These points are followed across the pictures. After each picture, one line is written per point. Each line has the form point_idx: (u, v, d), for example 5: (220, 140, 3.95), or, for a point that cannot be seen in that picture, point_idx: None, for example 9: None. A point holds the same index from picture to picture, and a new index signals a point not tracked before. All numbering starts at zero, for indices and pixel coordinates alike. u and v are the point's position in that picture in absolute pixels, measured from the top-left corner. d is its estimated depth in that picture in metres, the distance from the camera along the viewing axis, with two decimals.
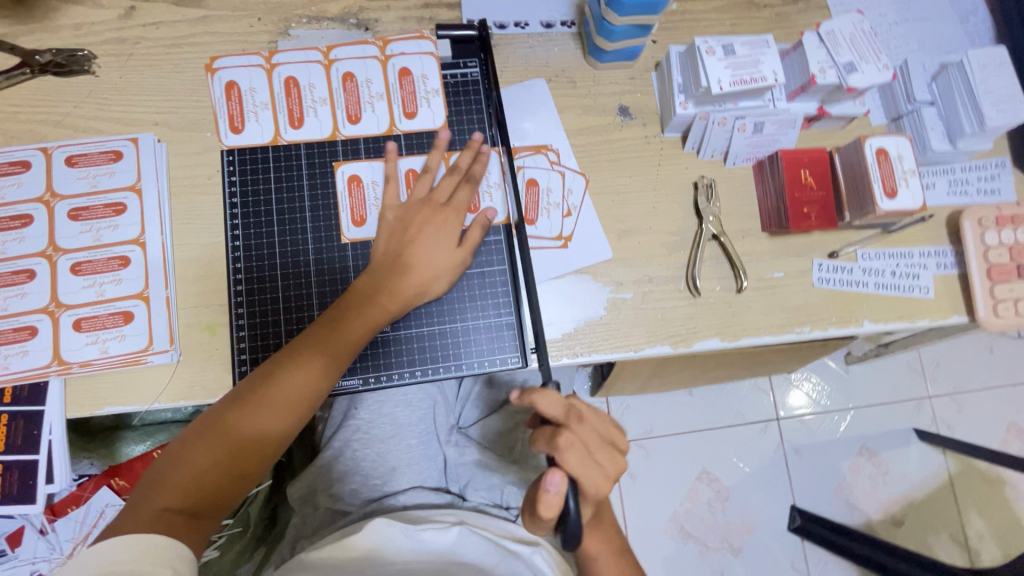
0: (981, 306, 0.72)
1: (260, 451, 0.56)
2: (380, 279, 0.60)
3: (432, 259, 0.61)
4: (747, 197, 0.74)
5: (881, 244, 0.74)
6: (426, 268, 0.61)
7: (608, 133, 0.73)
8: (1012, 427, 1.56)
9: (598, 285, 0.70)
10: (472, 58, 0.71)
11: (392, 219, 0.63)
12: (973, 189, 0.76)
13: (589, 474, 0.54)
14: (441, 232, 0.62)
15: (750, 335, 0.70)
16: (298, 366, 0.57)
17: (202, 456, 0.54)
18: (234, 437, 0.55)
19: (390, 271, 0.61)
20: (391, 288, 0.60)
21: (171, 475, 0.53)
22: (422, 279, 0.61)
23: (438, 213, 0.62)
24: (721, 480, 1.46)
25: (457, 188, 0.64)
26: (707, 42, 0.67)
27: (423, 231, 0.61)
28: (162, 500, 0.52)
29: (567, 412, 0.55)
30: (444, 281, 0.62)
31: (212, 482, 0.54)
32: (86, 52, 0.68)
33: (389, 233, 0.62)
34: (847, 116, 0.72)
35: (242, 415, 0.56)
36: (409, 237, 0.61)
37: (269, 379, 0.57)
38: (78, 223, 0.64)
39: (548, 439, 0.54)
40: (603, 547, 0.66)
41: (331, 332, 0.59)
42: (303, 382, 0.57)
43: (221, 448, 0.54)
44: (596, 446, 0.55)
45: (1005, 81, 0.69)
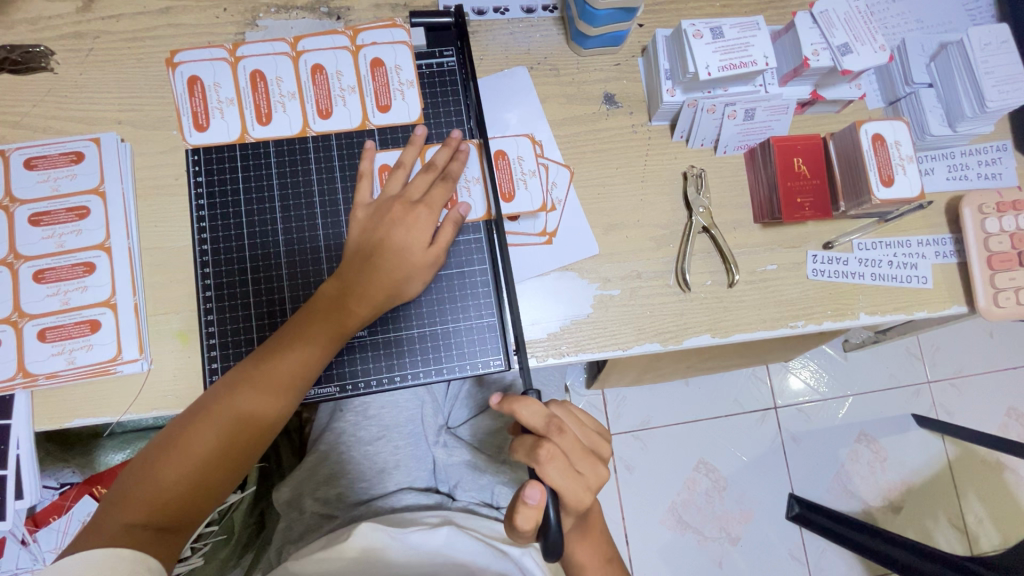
0: (981, 296, 0.69)
1: (228, 463, 0.55)
2: (350, 280, 0.58)
3: (406, 258, 0.58)
4: (738, 187, 0.71)
5: (878, 233, 0.71)
6: (397, 270, 0.58)
7: (594, 123, 0.70)
8: (1011, 411, 1.55)
9: (584, 283, 0.67)
10: (448, 47, 0.68)
11: (363, 219, 0.60)
12: (973, 174, 0.73)
13: (570, 486, 0.53)
14: (414, 230, 0.59)
15: (742, 330, 0.68)
16: (267, 374, 0.56)
17: (168, 469, 0.52)
18: (201, 449, 0.53)
19: (359, 271, 0.58)
20: (361, 290, 0.58)
21: (136, 489, 0.52)
22: (394, 280, 0.58)
23: (410, 209, 0.59)
24: (719, 470, 1.45)
25: (432, 185, 0.61)
26: (695, 25, 0.64)
27: (396, 229, 0.59)
28: (127, 515, 0.50)
29: (547, 422, 0.53)
30: (420, 282, 0.59)
31: (179, 494, 0.53)
32: (43, 48, 0.65)
33: (360, 234, 0.60)
34: (842, 100, 0.69)
35: (209, 426, 0.54)
36: (380, 236, 0.59)
37: (235, 389, 0.55)
38: (39, 229, 0.61)
39: (528, 450, 0.53)
40: (591, 554, 0.64)
41: (301, 337, 0.57)
42: (272, 390, 0.56)
43: (187, 461, 0.53)
44: (578, 457, 0.53)
45: (1006, 61, 0.66)
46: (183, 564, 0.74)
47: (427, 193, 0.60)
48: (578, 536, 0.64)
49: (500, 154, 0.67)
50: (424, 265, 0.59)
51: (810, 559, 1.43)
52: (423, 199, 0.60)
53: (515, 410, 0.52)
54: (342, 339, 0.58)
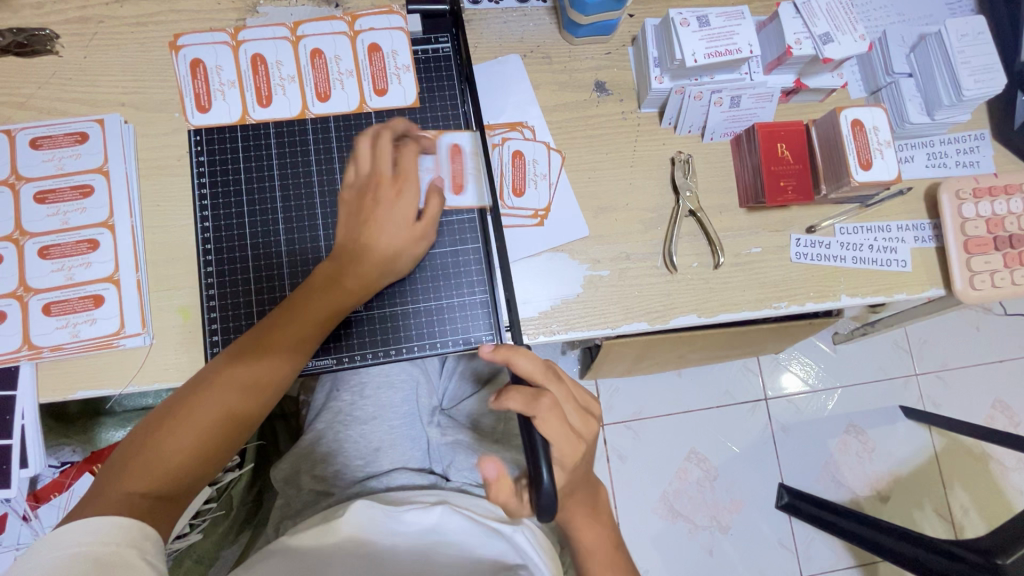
0: (958, 278, 0.72)
1: (227, 434, 0.57)
2: (343, 259, 0.60)
3: (392, 235, 0.59)
4: (724, 172, 0.73)
5: (859, 218, 0.74)
6: (386, 248, 0.59)
7: (586, 110, 0.73)
8: (997, 403, 1.58)
9: (575, 263, 0.69)
10: (443, 34, 0.70)
11: (349, 198, 0.61)
12: (951, 162, 0.76)
13: (566, 438, 0.54)
14: (399, 208, 0.59)
15: (727, 311, 0.70)
16: (264, 349, 0.58)
17: (169, 440, 0.54)
18: (201, 422, 0.55)
19: (349, 250, 0.60)
20: (353, 269, 0.59)
21: (137, 459, 0.54)
22: (385, 258, 0.60)
23: (393, 186, 0.59)
24: (709, 459, 1.48)
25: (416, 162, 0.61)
26: (682, 14, 0.66)
27: (382, 209, 0.59)
28: (128, 484, 0.52)
29: (544, 372, 0.55)
30: (408, 256, 0.61)
31: (178, 466, 0.54)
32: (48, 31, 0.66)
33: (347, 214, 0.60)
34: (824, 88, 0.72)
35: (208, 400, 0.56)
36: (363, 215, 0.59)
37: (233, 363, 0.57)
38: (44, 206, 0.63)
39: (529, 398, 0.52)
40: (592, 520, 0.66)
41: (296, 313, 0.59)
42: (269, 365, 0.58)
43: (187, 433, 0.55)
44: (573, 409, 0.56)
45: (982, 51, 0.68)
46: (181, 540, 0.77)
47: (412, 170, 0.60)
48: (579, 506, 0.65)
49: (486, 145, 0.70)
50: (413, 244, 0.60)
51: (799, 547, 1.45)
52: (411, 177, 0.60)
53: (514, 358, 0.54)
54: (336, 315, 0.60)
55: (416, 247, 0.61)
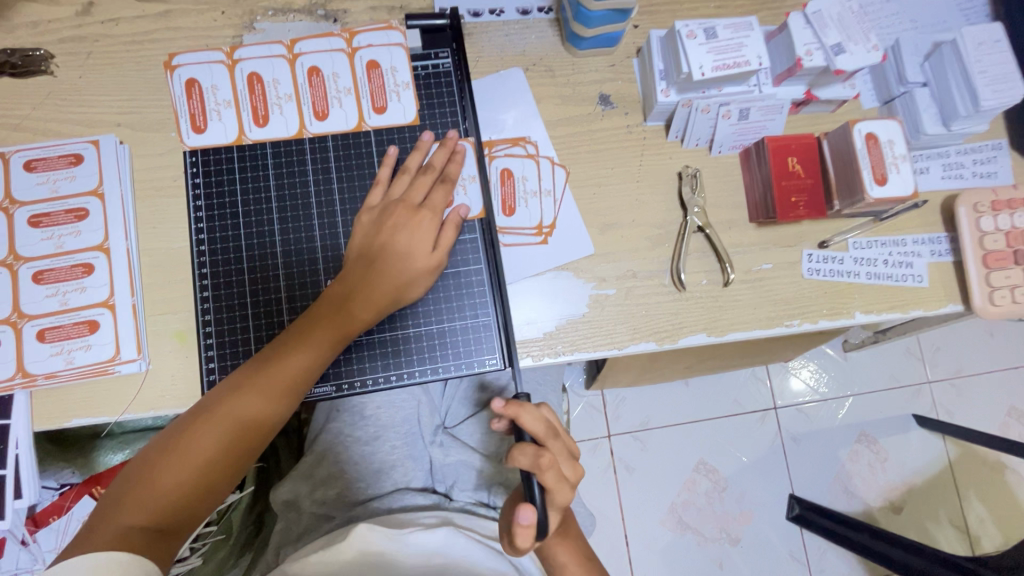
0: (976, 294, 0.69)
1: (226, 467, 0.55)
2: (350, 285, 0.58)
3: (407, 262, 0.58)
4: (733, 186, 0.71)
5: (873, 232, 0.71)
6: (396, 275, 0.58)
7: (590, 123, 0.71)
8: (1013, 411, 1.54)
9: (580, 282, 0.68)
10: (443, 49, 0.68)
11: (368, 223, 0.60)
12: (968, 173, 0.73)
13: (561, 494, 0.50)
14: (418, 233, 0.59)
15: (737, 329, 0.68)
16: (266, 380, 0.56)
17: (168, 474, 0.53)
18: (201, 454, 0.54)
19: (360, 275, 0.58)
20: (360, 295, 0.58)
21: (136, 491, 0.52)
22: (392, 285, 0.58)
23: (413, 214, 0.59)
24: (719, 471, 1.45)
25: (433, 189, 0.61)
26: (688, 25, 0.64)
27: (400, 235, 0.59)
28: (125, 518, 0.51)
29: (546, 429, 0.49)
30: (422, 285, 0.60)
31: (178, 498, 0.53)
32: (43, 51, 0.65)
33: (363, 241, 0.60)
34: (836, 99, 0.70)
35: (209, 432, 0.54)
36: (381, 241, 0.59)
37: (235, 394, 0.55)
38: (38, 230, 0.62)
39: (533, 458, 0.47)
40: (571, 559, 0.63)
41: (301, 341, 0.57)
42: (270, 396, 0.56)
43: (185, 466, 0.53)
44: (566, 462, 0.51)
45: (999, 60, 0.66)
46: (181, 564, 0.75)
47: (433, 199, 0.61)
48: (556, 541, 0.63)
49: (507, 172, 0.69)
50: (425, 271, 0.59)
51: (811, 560, 1.43)
52: (428, 205, 0.60)
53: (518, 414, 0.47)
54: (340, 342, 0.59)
55: (427, 273, 0.59)
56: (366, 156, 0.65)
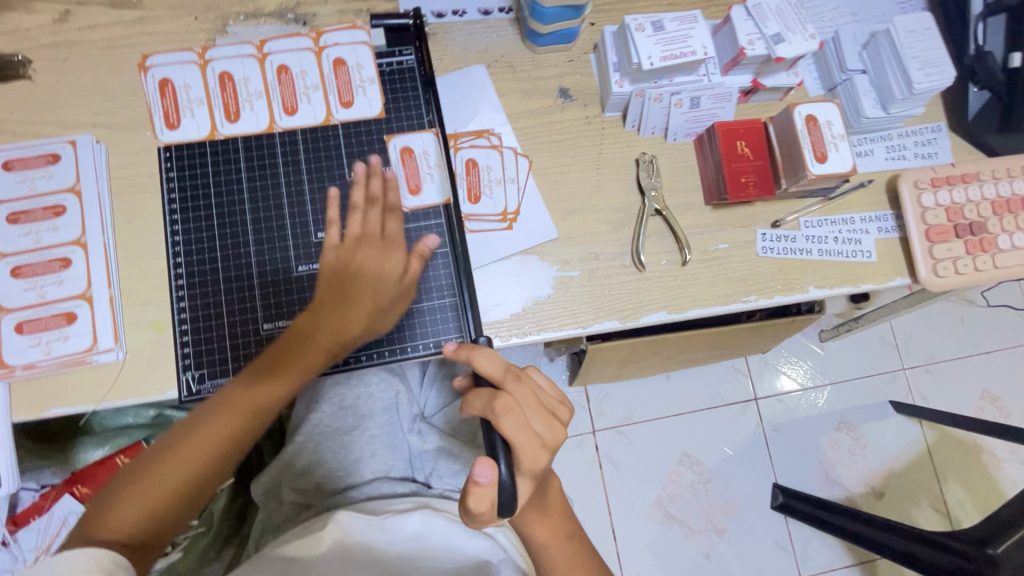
0: (922, 267, 0.73)
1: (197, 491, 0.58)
2: (312, 322, 0.60)
3: (377, 293, 0.61)
4: (688, 171, 0.75)
5: (823, 211, 0.75)
6: (359, 310, 0.60)
7: (550, 115, 0.74)
8: (986, 394, 1.58)
9: (545, 265, 0.70)
10: (407, 46, 0.71)
11: (333, 259, 0.61)
12: (911, 154, 0.78)
13: (527, 444, 0.45)
14: (385, 268, 0.61)
15: (696, 307, 0.71)
16: (231, 413, 0.58)
17: (149, 491, 0.56)
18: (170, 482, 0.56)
19: (325, 307, 0.60)
20: (322, 327, 0.60)
21: (118, 506, 0.55)
22: (353, 317, 0.60)
23: (379, 248, 0.61)
24: (702, 462, 1.47)
25: (384, 220, 0.63)
26: (637, 20, 0.68)
27: (364, 268, 0.61)
28: (98, 536, 0.53)
29: (504, 372, 0.46)
30: (390, 314, 0.62)
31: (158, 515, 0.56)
32: (21, 57, 0.68)
33: (322, 274, 0.62)
34: (781, 86, 0.74)
35: (179, 462, 0.57)
36: (349, 276, 0.60)
37: (201, 425, 0.57)
38: (17, 227, 0.64)
39: (486, 401, 0.44)
40: (552, 532, 0.60)
41: (265, 375, 0.59)
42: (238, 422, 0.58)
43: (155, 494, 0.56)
44: (534, 412, 0.46)
45: (930, 46, 0.71)
46: (163, 559, 0.76)
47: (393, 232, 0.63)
48: (537, 516, 0.60)
49: (472, 162, 0.72)
50: (389, 300, 0.61)
51: (796, 549, 1.44)
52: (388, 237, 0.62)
53: (471, 357, 0.46)
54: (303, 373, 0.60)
55: (392, 307, 0.62)
56: (334, 148, 0.68)
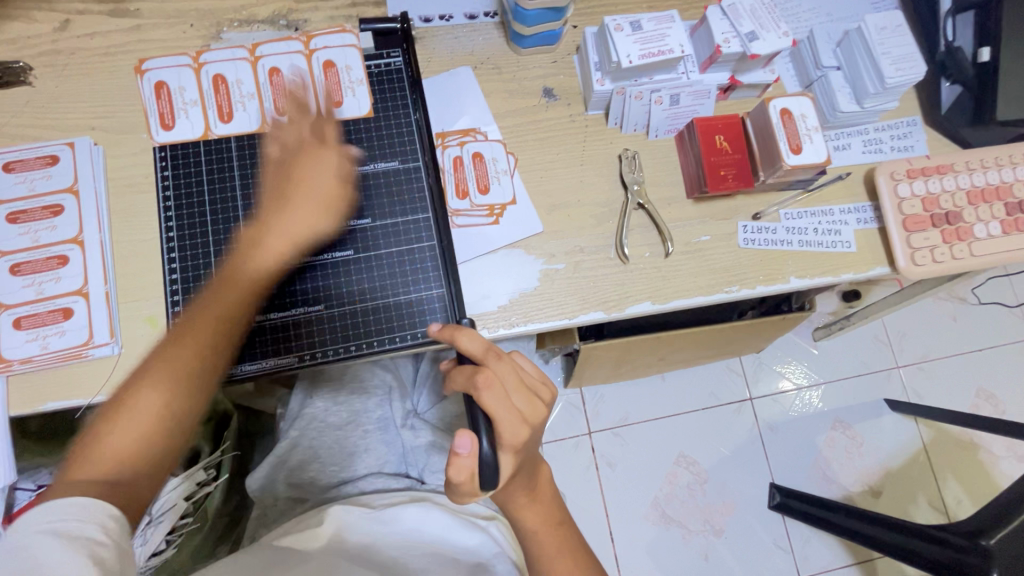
0: (900, 256, 0.75)
1: (181, 422, 0.54)
2: (260, 240, 0.59)
3: (330, 170, 0.62)
4: (670, 166, 0.77)
5: (802, 204, 0.77)
6: (303, 223, 0.60)
7: (535, 114, 0.77)
8: (981, 391, 1.59)
9: (531, 258, 0.72)
10: (395, 49, 0.74)
11: (273, 164, 0.63)
12: (887, 147, 0.80)
13: (506, 419, 0.45)
14: (324, 168, 0.62)
15: (680, 297, 0.73)
16: (201, 327, 0.56)
17: (115, 432, 0.51)
18: (140, 424, 0.52)
19: (275, 224, 0.59)
20: (277, 242, 0.59)
21: (88, 457, 0.50)
22: (302, 230, 0.60)
23: (316, 149, 0.62)
24: (699, 462, 1.48)
25: (322, 129, 0.64)
26: (616, 20, 0.70)
27: (307, 183, 0.61)
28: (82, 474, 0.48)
29: (487, 351, 0.47)
30: (335, 209, 0.62)
31: (133, 452, 0.51)
32: (22, 64, 0.70)
33: (262, 215, 0.61)
34: (758, 83, 0.76)
35: (145, 398, 0.53)
36: (291, 175, 0.61)
37: (167, 355, 0.55)
38: (16, 226, 0.65)
39: (468, 377, 0.45)
40: (540, 517, 0.61)
41: (227, 295, 0.58)
42: (199, 349, 0.56)
43: (128, 436, 0.51)
44: (514, 389, 0.47)
45: (901, 42, 0.73)
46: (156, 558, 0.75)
47: (308, 165, 0.61)
48: (526, 499, 0.61)
49: (458, 160, 0.74)
50: (328, 208, 0.61)
51: (795, 549, 1.44)
52: (302, 174, 0.61)
53: (454, 336, 0.47)
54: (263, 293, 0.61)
55: (337, 210, 0.62)
56: None
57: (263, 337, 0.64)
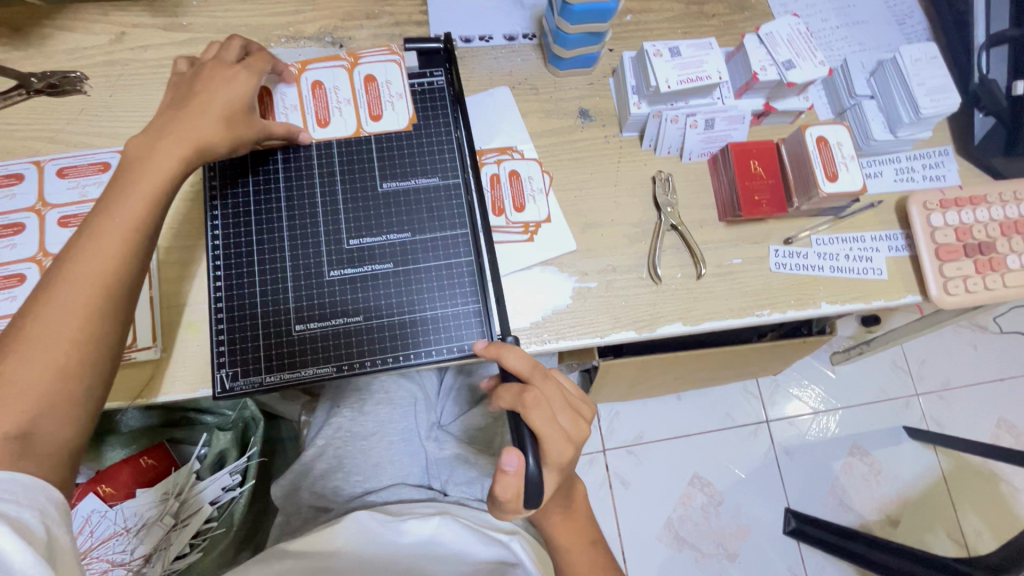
0: (932, 285, 0.75)
1: (103, 344, 0.49)
2: (162, 141, 0.56)
3: (226, 101, 0.60)
4: (703, 189, 0.78)
5: (834, 230, 0.78)
6: (211, 134, 0.59)
7: (571, 134, 0.78)
8: (1002, 422, 1.57)
9: (564, 275, 0.73)
10: (437, 68, 0.76)
11: (179, 86, 0.61)
12: (919, 176, 0.80)
13: (553, 438, 0.46)
14: (232, 86, 0.61)
15: (711, 319, 0.73)
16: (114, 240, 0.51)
17: (25, 362, 0.45)
18: (68, 329, 0.47)
19: (190, 129, 0.58)
20: (183, 145, 0.57)
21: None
22: (202, 138, 0.58)
23: (225, 71, 0.62)
24: (714, 484, 1.46)
25: (253, 58, 0.66)
26: (655, 46, 0.72)
27: (206, 98, 0.60)
28: None
29: (532, 369, 0.48)
30: (232, 126, 0.61)
31: (51, 385, 0.46)
32: (79, 73, 0.73)
33: (155, 123, 0.58)
34: (793, 110, 0.77)
35: (68, 300, 0.48)
36: (196, 93, 0.60)
37: (84, 254, 0.50)
38: (67, 230, 0.67)
39: (516, 395, 0.46)
40: (576, 535, 0.62)
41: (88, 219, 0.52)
42: (123, 246, 0.51)
43: (57, 343, 0.47)
44: (561, 408, 0.48)
45: (935, 74, 0.74)
46: (179, 559, 0.80)
47: (214, 84, 0.61)
48: (562, 516, 0.62)
49: (495, 176, 0.75)
50: (229, 123, 0.60)
51: None
52: (205, 92, 0.60)
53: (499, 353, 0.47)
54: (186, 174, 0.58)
55: (239, 131, 0.61)
56: (368, 160, 0.71)
57: (303, 346, 0.65)
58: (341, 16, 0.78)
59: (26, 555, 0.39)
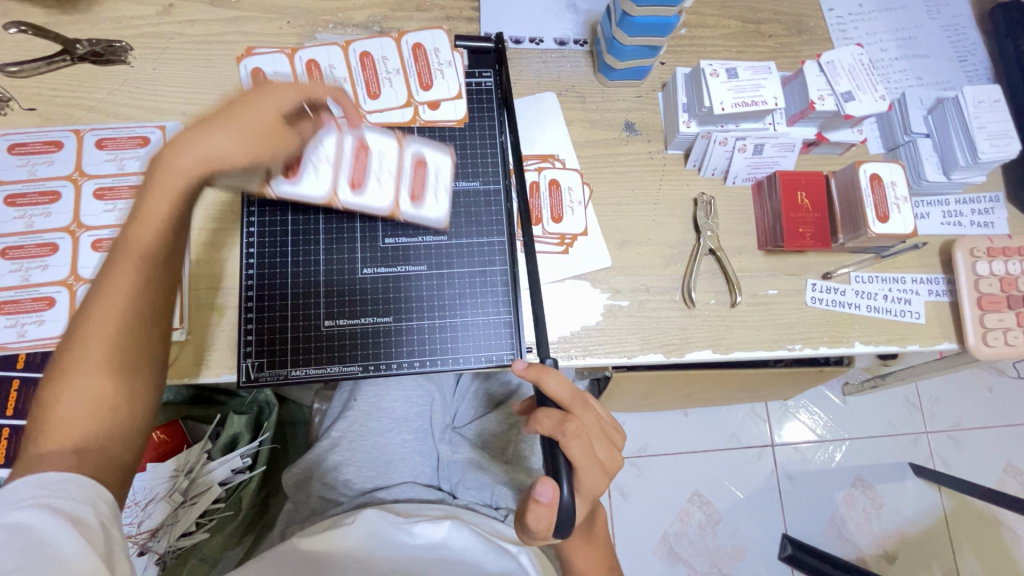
0: (971, 334, 0.73)
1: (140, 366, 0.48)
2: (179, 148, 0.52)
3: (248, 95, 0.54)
4: (744, 214, 0.76)
5: (874, 268, 0.76)
6: (227, 143, 0.52)
7: (615, 146, 0.76)
8: (1010, 468, 1.55)
9: (596, 291, 0.72)
10: (487, 69, 0.74)
11: None
12: (967, 221, 0.78)
13: (588, 468, 0.47)
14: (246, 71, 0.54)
15: (741, 349, 0.72)
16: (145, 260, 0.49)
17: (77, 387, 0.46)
18: (109, 353, 0.47)
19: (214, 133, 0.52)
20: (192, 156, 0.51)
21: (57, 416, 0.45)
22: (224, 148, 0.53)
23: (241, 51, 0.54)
24: (713, 503, 1.45)
25: None
26: (712, 65, 0.70)
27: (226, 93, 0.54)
28: (54, 439, 0.45)
29: (573, 397, 0.49)
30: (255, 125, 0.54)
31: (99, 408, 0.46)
32: (124, 43, 0.72)
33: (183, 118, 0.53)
34: (843, 143, 0.75)
35: (109, 312, 0.48)
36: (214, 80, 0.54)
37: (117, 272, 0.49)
38: (102, 202, 0.67)
39: (557, 423, 0.46)
40: (593, 562, 0.61)
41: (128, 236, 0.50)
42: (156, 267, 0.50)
43: (109, 355, 0.47)
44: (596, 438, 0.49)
45: (998, 118, 0.72)
46: (186, 538, 0.78)
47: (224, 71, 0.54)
48: (581, 541, 0.61)
49: (535, 184, 0.73)
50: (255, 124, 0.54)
51: None
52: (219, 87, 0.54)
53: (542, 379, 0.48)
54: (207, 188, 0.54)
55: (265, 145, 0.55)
56: None
57: (330, 341, 0.64)
58: (392, 6, 0.76)
59: (79, 548, 0.41)
